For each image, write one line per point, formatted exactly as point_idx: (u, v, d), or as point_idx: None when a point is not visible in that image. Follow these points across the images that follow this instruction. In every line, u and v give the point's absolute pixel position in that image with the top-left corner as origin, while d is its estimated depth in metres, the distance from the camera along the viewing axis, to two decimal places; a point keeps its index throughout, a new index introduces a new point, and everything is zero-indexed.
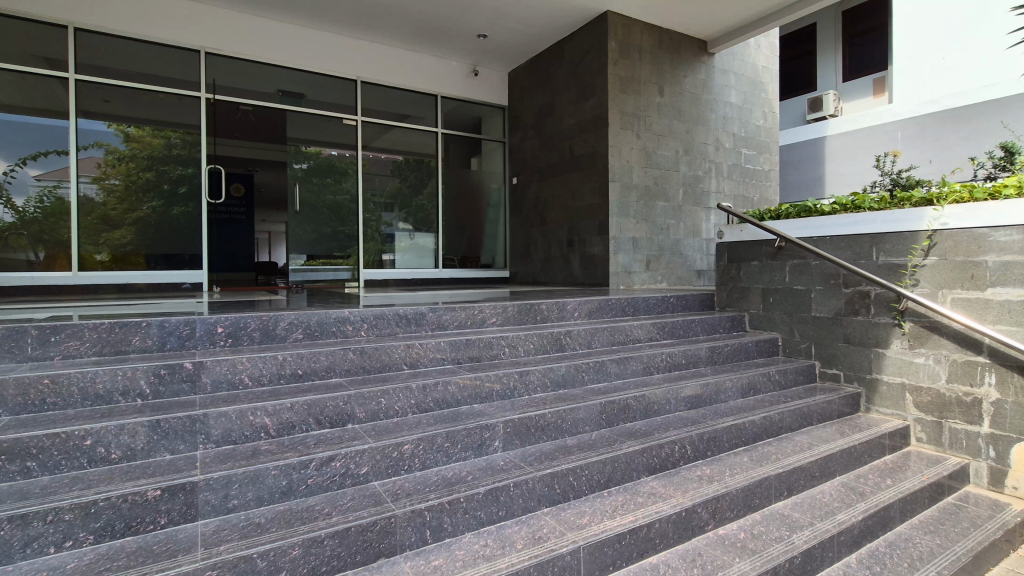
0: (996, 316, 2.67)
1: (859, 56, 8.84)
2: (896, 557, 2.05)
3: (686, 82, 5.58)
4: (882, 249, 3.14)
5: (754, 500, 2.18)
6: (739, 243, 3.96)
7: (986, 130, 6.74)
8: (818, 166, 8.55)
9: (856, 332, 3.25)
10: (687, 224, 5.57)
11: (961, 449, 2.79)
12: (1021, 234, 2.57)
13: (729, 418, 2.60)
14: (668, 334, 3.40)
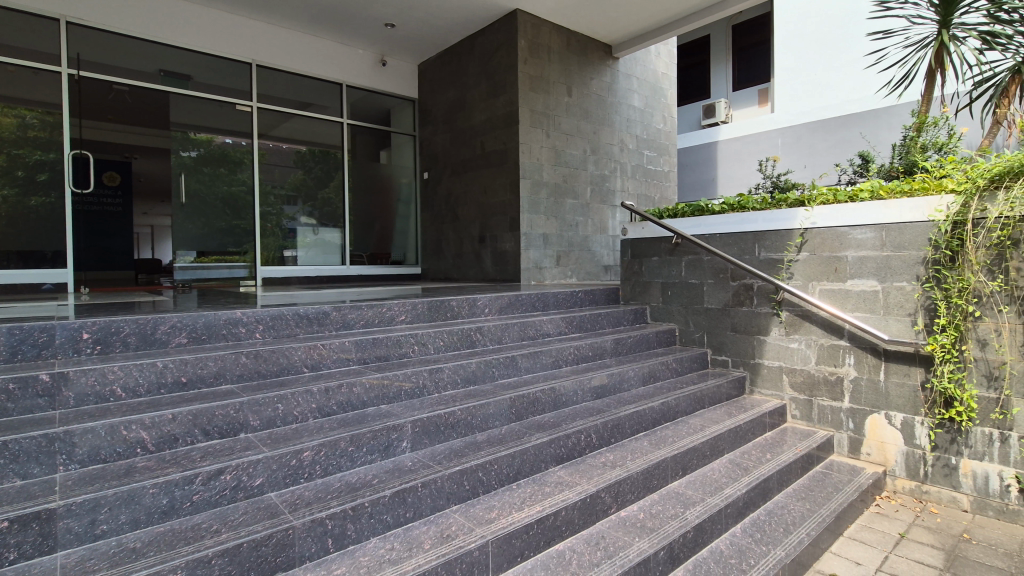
0: (855, 304, 3.03)
1: (745, 68, 9.67)
2: (774, 523, 2.28)
3: (593, 84, 5.78)
4: (763, 245, 3.45)
5: (653, 481, 2.32)
6: (640, 240, 4.17)
7: (847, 141, 7.60)
8: (712, 169, 9.24)
9: (742, 321, 3.56)
10: (595, 221, 5.79)
11: (827, 423, 3.15)
12: (873, 232, 2.95)
13: (630, 406, 2.74)
14: (576, 328, 3.51)
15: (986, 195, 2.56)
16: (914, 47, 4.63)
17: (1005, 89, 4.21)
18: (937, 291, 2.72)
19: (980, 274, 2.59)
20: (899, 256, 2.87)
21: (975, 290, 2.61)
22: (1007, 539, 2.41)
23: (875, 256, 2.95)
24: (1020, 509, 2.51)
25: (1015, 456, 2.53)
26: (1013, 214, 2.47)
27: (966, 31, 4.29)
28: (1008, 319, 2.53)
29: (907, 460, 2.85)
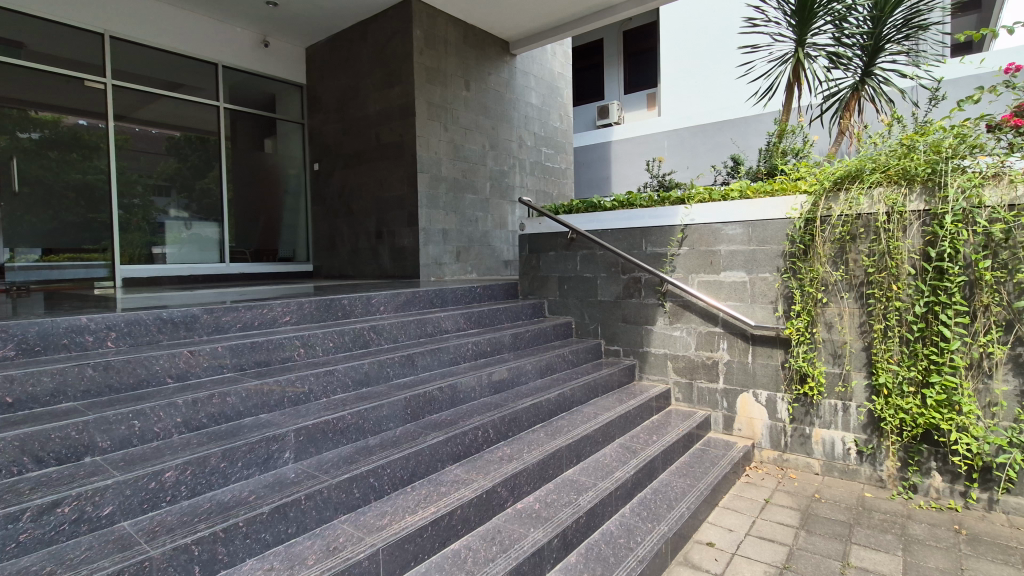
0: (727, 293, 3.32)
1: (635, 72, 10.24)
2: (659, 501, 2.44)
3: (490, 79, 5.79)
4: (649, 240, 3.65)
5: (549, 471, 2.38)
6: (537, 234, 4.26)
7: (719, 145, 8.32)
8: (606, 167, 9.67)
9: (631, 312, 3.75)
10: (494, 216, 5.83)
11: (705, 403, 3.43)
12: (742, 228, 3.25)
13: (527, 399, 2.79)
14: (475, 323, 3.50)
15: (830, 195, 2.92)
16: (776, 62, 5.15)
17: (846, 103, 4.82)
18: (793, 281, 3.06)
19: (826, 265, 2.95)
20: (763, 250, 3.19)
21: (823, 280, 2.97)
22: (848, 495, 2.79)
23: (743, 250, 3.26)
24: (858, 468, 2.92)
25: (853, 423, 2.92)
26: (852, 212, 2.85)
27: (817, 51, 4.88)
28: (848, 304, 2.91)
29: (771, 432, 3.19)
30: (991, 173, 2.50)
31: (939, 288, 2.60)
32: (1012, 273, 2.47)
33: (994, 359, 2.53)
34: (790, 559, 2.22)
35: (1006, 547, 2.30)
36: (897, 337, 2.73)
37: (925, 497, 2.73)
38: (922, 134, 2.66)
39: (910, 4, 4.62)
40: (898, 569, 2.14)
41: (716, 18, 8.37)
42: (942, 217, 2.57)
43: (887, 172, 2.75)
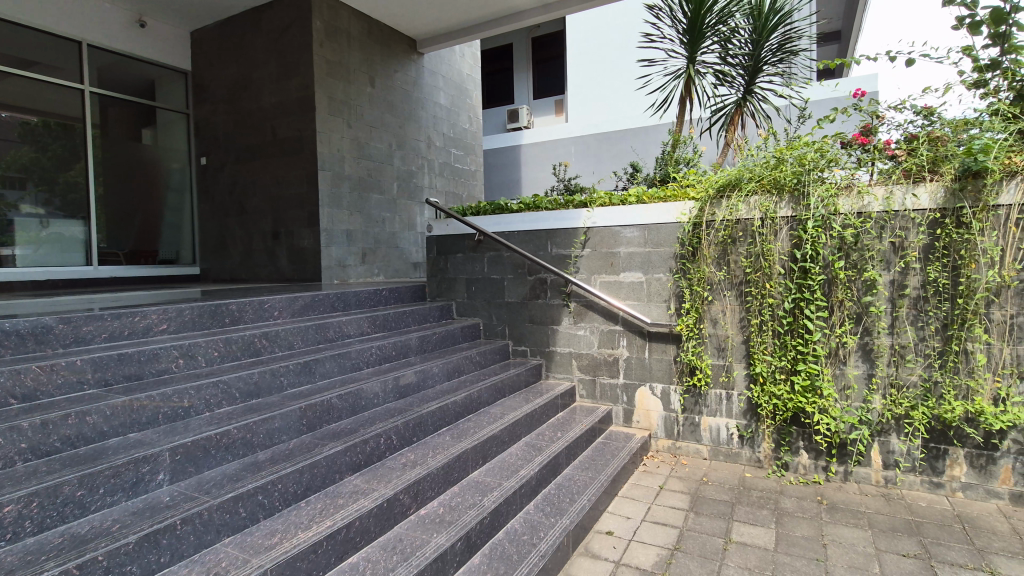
0: (627, 293, 3.50)
1: (544, 79, 10.52)
2: (562, 495, 2.51)
3: (397, 77, 5.67)
4: (555, 242, 3.75)
5: (453, 474, 2.37)
6: (445, 236, 4.23)
7: (619, 153, 8.72)
8: (515, 171, 9.78)
9: (538, 312, 3.84)
10: (402, 217, 5.71)
11: (607, 399, 3.59)
12: (639, 231, 3.44)
13: (432, 402, 2.75)
14: (380, 327, 3.40)
15: (714, 201, 3.18)
16: (670, 76, 5.48)
17: (731, 117, 5.29)
18: (683, 281, 3.29)
19: (711, 266, 3.20)
20: (657, 252, 3.39)
21: (708, 279, 3.22)
22: (732, 476, 3.04)
23: (640, 252, 3.45)
24: (740, 452, 3.20)
25: (735, 410, 3.20)
26: (732, 217, 3.12)
27: (706, 68, 5.27)
28: (729, 301, 3.18)
29: (666, 423, 3.40)
30: (844, 184, 2.86)
31: (804, 286, 2.92)
32: (860, 273, 2.84)
33: (847, 348, 2.89)
34: (681, 540, 2.37)
35: (857, 512, 2.63)
36: (770, 330, 3.03)
37: (794, 474, 3.05)
38: (790, 148, 2.98)
39: (782, 31, 5.16)
40: (772, 540, 2.37)
41: (618, 31, 8.81)
42: (806, 223, 2.89)
43: (761, 182, 3.04)
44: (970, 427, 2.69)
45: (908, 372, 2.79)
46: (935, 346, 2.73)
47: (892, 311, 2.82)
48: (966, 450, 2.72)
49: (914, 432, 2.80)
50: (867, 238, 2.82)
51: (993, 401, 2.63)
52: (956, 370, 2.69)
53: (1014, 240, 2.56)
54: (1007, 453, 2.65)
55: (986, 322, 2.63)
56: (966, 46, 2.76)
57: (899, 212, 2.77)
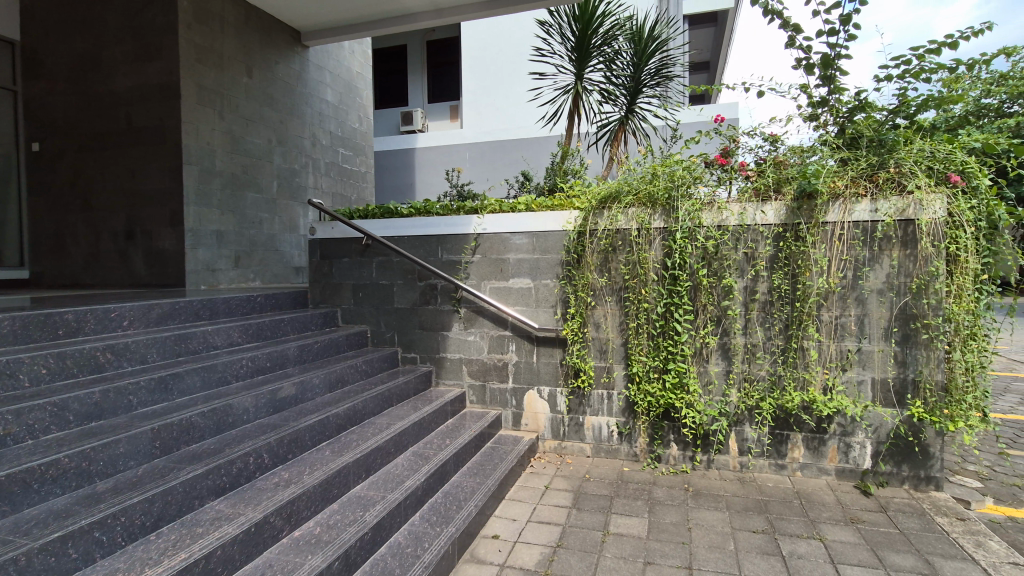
0: (516, 298, 3.57)
1: (439, 83, 10.48)
2: (448, 503, 2.49)
3: (278, 68, 5.32)
4: (445, 248, 3.73)
5: (333, 491, 2.25)
6: (329, 239, 4.03)
7: (511, 162, 8.92)
8: (409, 174, 9.61)
9: (428, 318, 3.79)
10: (282, 218, 5.36)
11: (496, 403, 3.63)
12: (527, 239, 3.54)
13: (311, 416, 2.60)
14: (253, 336, 3.14)
15: (596, 212, 3.37)
16: (560, 91, 5.72)
17: (615, 133, 5.61)
18: (569, 286, 3.43)
19: (594, 273, 3.38)
20: (545, 258, 3.51)
21: (591, 285, 3.40)
22: (612, 471, 3.22)
23: (529, 259, 3.54)
24: (619, 447, 3.40)
25: (615, 408, 3.40)
26: (612, 227, 3.33)
27: (592, 86, 5.57)
28: (610, 306, 3.39)
29: (552, 424, 3.52)
30: (707, 200, 3.17)
31: (674, 292, 3.18)
32: (719, 280, 3.16)
33: (709, 347, 3.20)
34: (563, 537, 2.46)
35: (717, 496, 2.91)
36: (645, 333, 3.26)
37: (665, 465, 3.31)
38: (663, 165, 3.24)
39: (659, 58, 5.63)
40: (645, 529, 2.55)
41: (512, 43, 9.02)
42: (675, 234, 3.16)
43: (637, 195, 3.28)
44: (806, 414, 3.10)
45: (758, 368, 3.15)
46: (779, 344, 3.11)
47: (745, 314, 3.17)
48: (803, 434, 3.13)
49: (762, 420, 3.16)
50: (725, 249, 3.15)
51: (823, 390, 3.05)
52: (794, 365, 3.08)
53: (838, 252, 3.00)
54: (834, 435, 3.09)
55: (818, 322, 3.05)
56: (803, 84, 3.20)
57: (750, 226, 3.12)
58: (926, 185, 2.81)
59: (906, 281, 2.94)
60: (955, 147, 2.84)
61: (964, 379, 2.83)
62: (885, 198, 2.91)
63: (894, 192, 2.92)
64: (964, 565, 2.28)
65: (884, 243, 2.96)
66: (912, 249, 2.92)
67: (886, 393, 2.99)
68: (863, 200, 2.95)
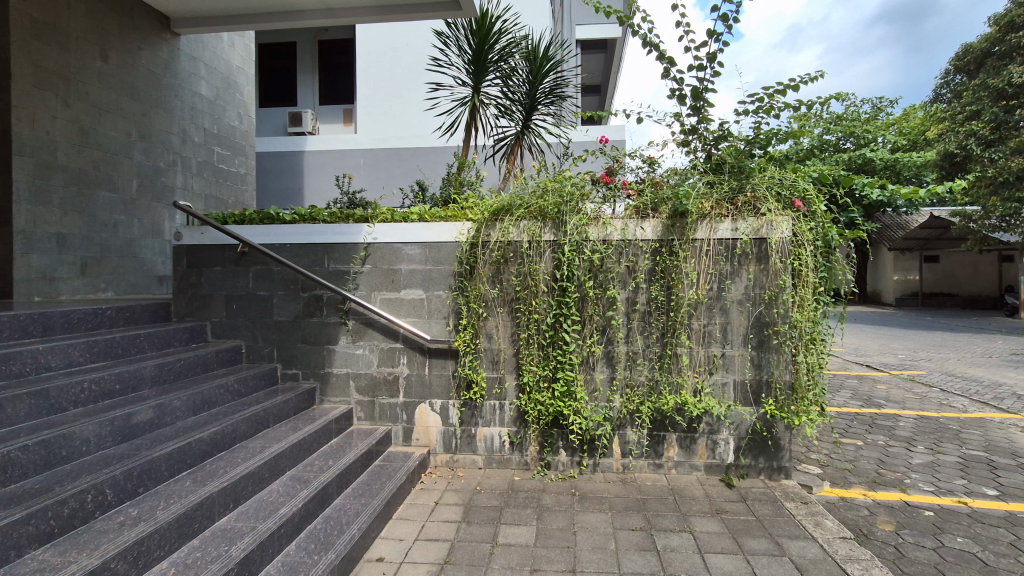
0: (407, 310, 3.50)
1: (332, 85, 10.08)
2: (328, 529, 2.35)
3: (141, 55, 4.78)
4: (332, 257, 3.55)
5: (193, 526, 2.03)
6: (199, 246, 3.67)
7: (407, 171, 8.77)
8: (298, 178, 9.08)
9: (312, 332, 3.58)
10: (143, 221, 4.80)
11: (386, 419, 3.51)
12: (419, 249, 3.49)
13: (169, 443, 2.32)
14: (99, 355, 2.76)
15: (488, 224, 3.41)
16: (457, 103, 5.75)
17: (511, 147, 5.77)
18: (461, 297, 3.43)
19: (486, 284, 3.41)
20: (437, 269, 3.48)
21: (483, 297, 3.43)
22: (503, 482, 3.24)
23: (421, 269, 3.49)
24: (511, 457, 3.44)
25: (507, 418, 3.44)
26: (504, 239, 3.38)
27: (489, 100, 5.66)
28: (502, 317, 3.43)
29: (444, 437, 3.47)
30: (593, 215, 3.34)
31: (562, 303, 3.30)
32: (604, 291, 3.33)
33: (595, 355, 3.36)
34: (451, 553, 2.43)
35: (601, 498, 3.05)
36: (535, 343, 3.35)
37: (555, 471, 3.41)
38: (553, 181, 3.37)
39: (553, 77, 5.80)
40: (532, 537, 2.59)
41: (410, 50, 8.90)
42: (563, 247, 3.29)
43: (529, 209, 3.38)
44: (679, 415, 3.36)
45: (638, 374, 3.37)
46: (656, 351, 3.35)
47: (627, 323, 3.37)
48: (677, 434, 3.39)
49: (641, 423, 3.37)
50: (609, 262, 3.33)
51: (693, 392, 3.32)
52: (670, 371, 3.33)
53: (705, 266, 3.30)
54: (702, 434, 3.37)
55: (689, 330, 3.33)
56: (676, 113, 3.51)
57: (631, 241, 3.34)
58: (776, 208, 3.19)
59: (760, 292, 3.30)
60: (798, 176, 3.25)
61: (806, 378, 3.21)
62: (743, 218, 3.27)
63: (751, 213, 3.28)
64: (805, 543, 2.59)
65: (743, 259, 3.31)
66: (765, 264, 3.29)
67: (745, 393, 3.33)
68: (726, 220, 3.28)
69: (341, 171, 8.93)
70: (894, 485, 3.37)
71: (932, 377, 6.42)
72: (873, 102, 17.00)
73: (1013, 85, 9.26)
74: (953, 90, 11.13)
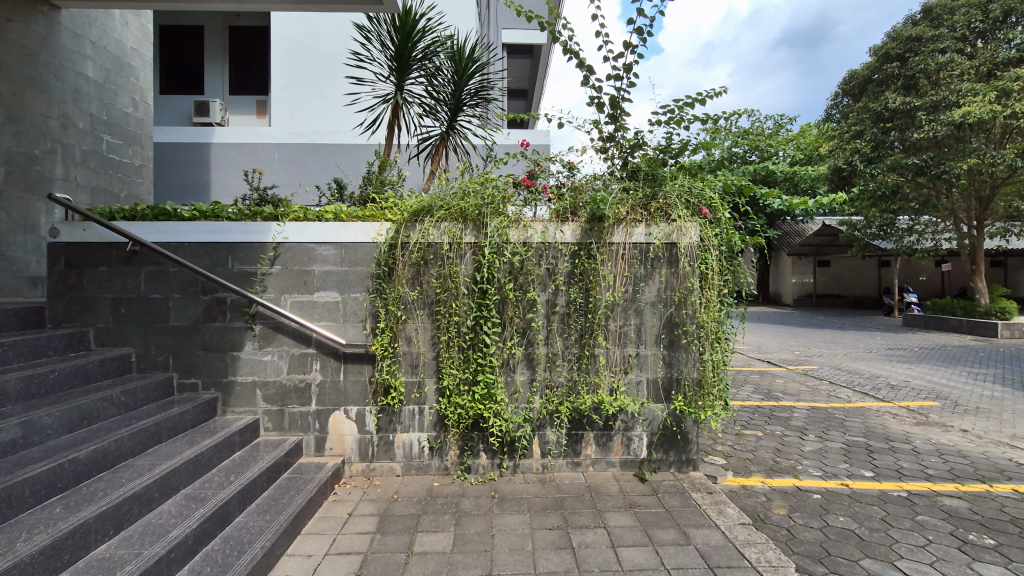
0: (320, 313, 3.34)
1: (244, 74, 9.49)
2: (227, 549, 2.19)
3: (11, 28, 4.24)
4: (237, 257, 3.33)
5: (62, 558, 1.82)
6: (79, 244, 3.30)
7: (325, 168, 8.42)
8: (203, 172, 8.45)
9: (213, 338, 3.32)
10: (12, 215, 4.25)
11: (296, 428, 3.33)
12: (334, 249, 3.34)
13: (35, 466, 2.07)
14: None
15: (408, 224, 3.33)
16: (379, 99, 5.60)
17: (436, 148, 5.71)
18: (379, 300, 3.32)
19: (405, 286, 3.33)
20: (353, 271, 3.35)
21: (402, 299, 3.34)
22: (421, 488, 3.18)
23: (335, 271, 3.35)
24: (430, 463, 3.38)
25: (426, 423, 3.38)
26: (424, 241, 3.31)
27: (413, 98, 5.56)
28: (421, 320, 3.37)
29: (360, 445, 3.35)
30: (514, 218, 3.36)
31: (483, 306, 3.28)
32: (524, 294, 3.35)
33: (515, 357, 3.38)
34: (363, 566, 2.34)
35: (520, 499, 3.06)
36: (455, 346, 3.30)
37: (475, 475, 3.39)
38: (476, 183, 3.37)
39: (478, 79, 5.76)
40: (449, 543, 2.55)
41: (331, 42, 8.56)
42: (484, 249, 3.28)
43: (450, 211, 3.35)
44: (595, 415, 3.45)
45: (557, 375, 3.42)
46: (575, 352, 3.42)
47: (547, 325, 3.42)
48: (594, 432, 3.48)
49: (560, 423, 3.43)
50: (530, 265, 3.36)
51: (609, 391, 3.42)
52: (588, 371, 3.41)
53: (621, 269, 3.42)
54: (618, 431, 3.49)
55: (606, 331, 3.43)
56: (596, 120, 3.61)
57: (551, 244, 3.39)
58: (685, 215, 3.36)
59: (671, 294, 3.47)
60: (705, 185, 3.44)
61: (712, 376, 3.39)
62: (656, 224, 3.42)
63: (663, 219, 3.44)
64: (709, 531, 2.75)
65: (655, 262, 3.46)
66: (675, 268, 3.47)
67: (656, 391, 3.48)
68: (640, 225, 3.42)
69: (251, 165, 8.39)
70: (788, 472, 3.66)
71: (822, 371, 7.06)
72: (775, 118, 18.49)
73: (889, 110, 10.42)
74: (842, 111, 12.33)
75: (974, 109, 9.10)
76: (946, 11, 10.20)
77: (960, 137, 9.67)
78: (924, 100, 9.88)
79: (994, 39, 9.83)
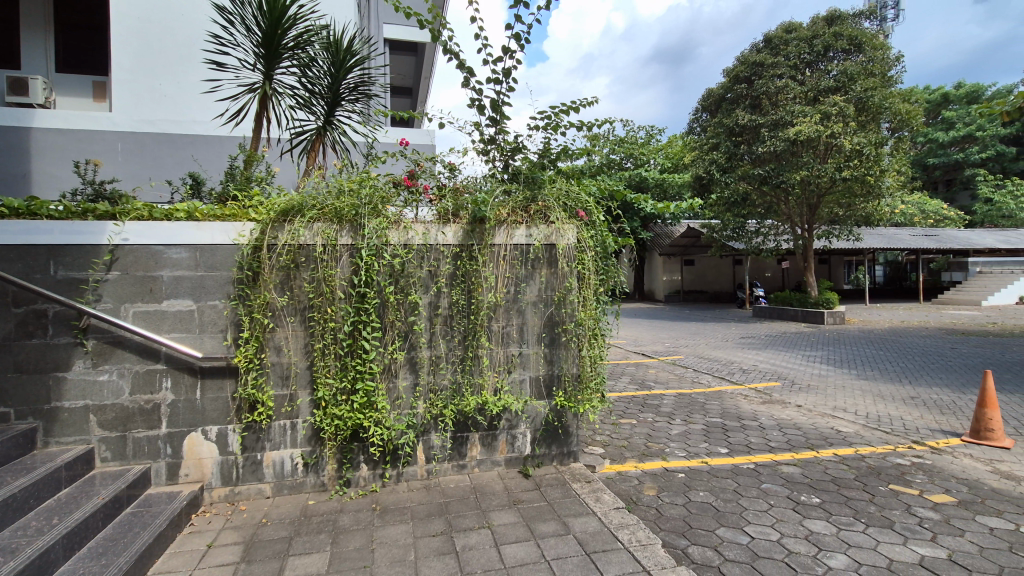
0: (171, 324, 2.98)
1: None
2: None
3: None
4: (61, 262, 2.85)
5: None
6: None
7: (179, 161, 7.57)
8: (19, 162, 7.12)
9: (30, 358, 2.81)
10: None
11: (142, 455, 2.94)
12: (187, 252, 2.99)
13: None
14: None
15: (276, 225, 3.09)
16: (244, 88, 5.13)
17: (311, 143, 5.36)
18: (242, 308, 3.04)
19: (273, 291, 3.08)
20: (211, 276, 3.03)
21: (270, 305, 3.09)
22: (294, 509, 2.96)
23: (188, 276, 3.00)
24: (304, 480, 3.17)
25: (300, 438, 3.16)
26: (294, 242, 3.09)
27: (283, 89, 5.17)
28: (292, 328, 3.14)
29: (221, 468, 3.04)
30: (394, 219, 3.26)
31: (362, 310, 3.14)
32: (405, 296, 3.27)
33: (396, 363, 3.28)
34: None
35: (404, 508, 2.98)
36: (331, 354, 3.12)
37: (355, 488, 3.23)
38: (353, 183, 3.22)
39: (357, 73, 5.52)
40: (324, 563, 2.41)
41: (188, 22, 7.70)
42: (361, 251, 3.13)
43: (323, 211, 3.15)
44: (480, 416, 3.46)
45: (441, 378, 3.39)
46: (458, 354, 3.41)
47: (430, 328, 3.37)
48: (479, 433, 3.49)
49: (445, 426, 3.40)
50: (410, 267, 3.28)
51: (493, 391, 3.46)
52: (472, 372, 3.42)
53: (503, 270, 3.46)
54: (502, 430, 3.53)
55: (489, 331, 3.45)
56: (476, 122, 3.62)
57: (432, 246, 3.33)
58: (563, 217, 3.49)
59: (551, 294, 3.59)
60: (581, 189, 3.60)
61: (590, 370, 3.56)
62: (536, 226, 3.52)
63: (542, 221, 3.54)
64: (587, 518, 2.89)
65: (535, 263, 3.55)
66: (554, 268, 3.59)
67: (539, 388, 3.58)
68: (520, 227, 3.49)
69: (84, 155, 7.25)
70: (658, 455, 3.98)
71: (687, 360, 7.80)
72: (646, 129, 20.10)
73: (739, 125, 11.81)
74: (702, 125, 13.71)
75: (804, 128, 10.60)
76: (782, 42, 11.78)
77: (795, 152, 11.21)
78: (766, 119, 11.32)
79: (819, 69, 11.51)
